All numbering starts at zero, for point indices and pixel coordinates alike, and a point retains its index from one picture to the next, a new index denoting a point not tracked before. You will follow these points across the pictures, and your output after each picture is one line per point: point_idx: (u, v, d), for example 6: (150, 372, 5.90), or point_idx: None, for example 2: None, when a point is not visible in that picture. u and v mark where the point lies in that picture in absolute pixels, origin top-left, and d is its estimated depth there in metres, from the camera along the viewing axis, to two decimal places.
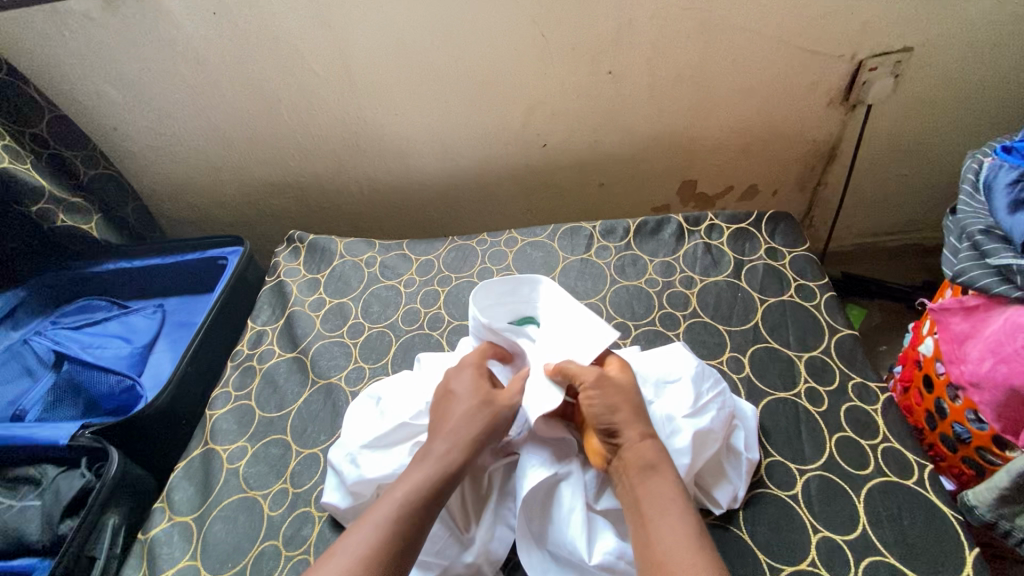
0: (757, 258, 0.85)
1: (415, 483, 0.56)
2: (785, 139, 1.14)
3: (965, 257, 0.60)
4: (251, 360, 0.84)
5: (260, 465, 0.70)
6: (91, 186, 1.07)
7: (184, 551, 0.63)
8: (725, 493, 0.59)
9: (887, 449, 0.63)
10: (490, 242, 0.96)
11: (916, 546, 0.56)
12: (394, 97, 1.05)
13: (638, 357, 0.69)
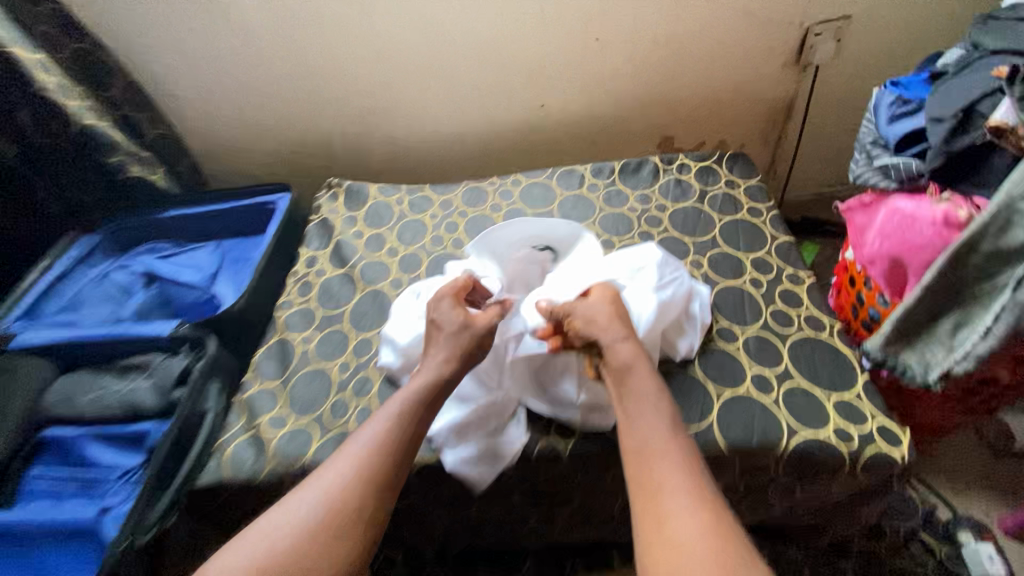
0: (717, 188, 1.05)
1: (406, 398, 0.67)
2: (749, 97, 1.32)
3: (861, 164, 0.80)
4: (308, 275, 1.02)
5: (327, 345, 0.90)
6: (154, 143, 1.25)
7: (274, 402, 0.82)
8: (684, 345, 0.78)
9: (808, 315, 0.82)
10: (500, 185, 1.14)
11: (822, 375, 0.75)
12: (411, 64, 1.22)
13: (599, 266, 0.80)
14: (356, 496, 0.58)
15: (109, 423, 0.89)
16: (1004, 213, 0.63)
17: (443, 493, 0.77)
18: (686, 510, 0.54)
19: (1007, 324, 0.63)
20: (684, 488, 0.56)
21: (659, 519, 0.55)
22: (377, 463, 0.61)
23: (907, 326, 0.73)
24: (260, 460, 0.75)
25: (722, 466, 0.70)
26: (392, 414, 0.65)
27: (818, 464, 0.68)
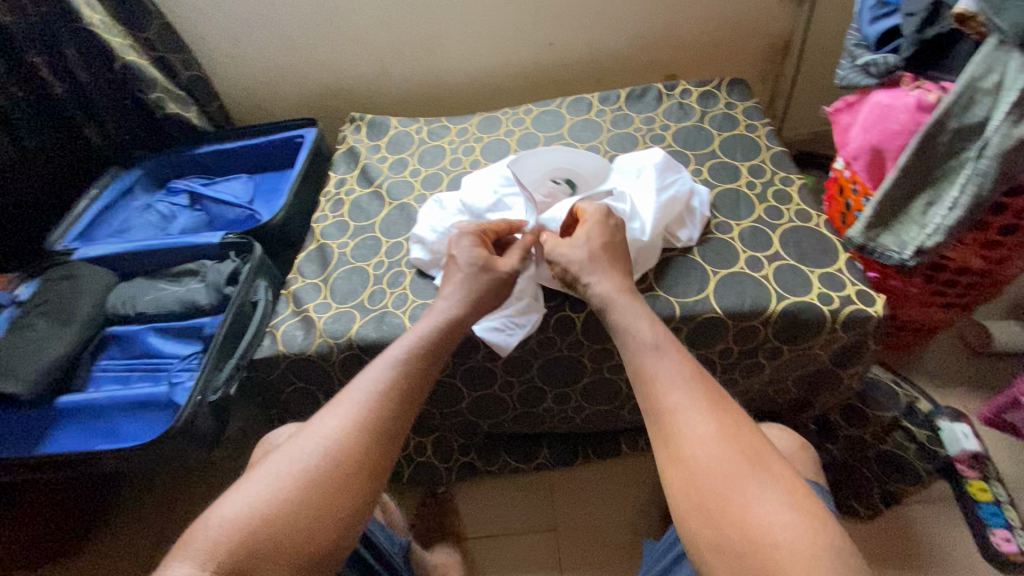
0: (717, 109, 1.12)
1: (410, 346, 0.65)
2: (748, 33, 1.37)
3: (847, 67, 0.86)
4: (339, 195, 1.11)
5: (362, 249, 0.99)
6: (189, 85, 1.29)
7: (317, 294, 0.92)
8: (687, 235, 0.87)
9: (798, 209, 0.91)
10: (513, 114, 1.21)
11: (808, 254, 0.84)
12: (426, 4, 1.25)
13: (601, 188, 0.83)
14: (383, 411, 0.58)
15: (167, 318, 0.99)
16: (967, 93, 0.70)
17: (472, 367, 0.87)
18: (695, 405, 0.54)
19: (969, 194, 0.72)
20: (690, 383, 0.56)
21: (675, 416, 0.55)
22: (382, 411, 0.59)
23: (885, 210, 0.81)
24: (309, 336, 0.86)
25: (719, 329, 0.80)
26: (395, 363, 0.63)
27: (803, 323, 0.78)
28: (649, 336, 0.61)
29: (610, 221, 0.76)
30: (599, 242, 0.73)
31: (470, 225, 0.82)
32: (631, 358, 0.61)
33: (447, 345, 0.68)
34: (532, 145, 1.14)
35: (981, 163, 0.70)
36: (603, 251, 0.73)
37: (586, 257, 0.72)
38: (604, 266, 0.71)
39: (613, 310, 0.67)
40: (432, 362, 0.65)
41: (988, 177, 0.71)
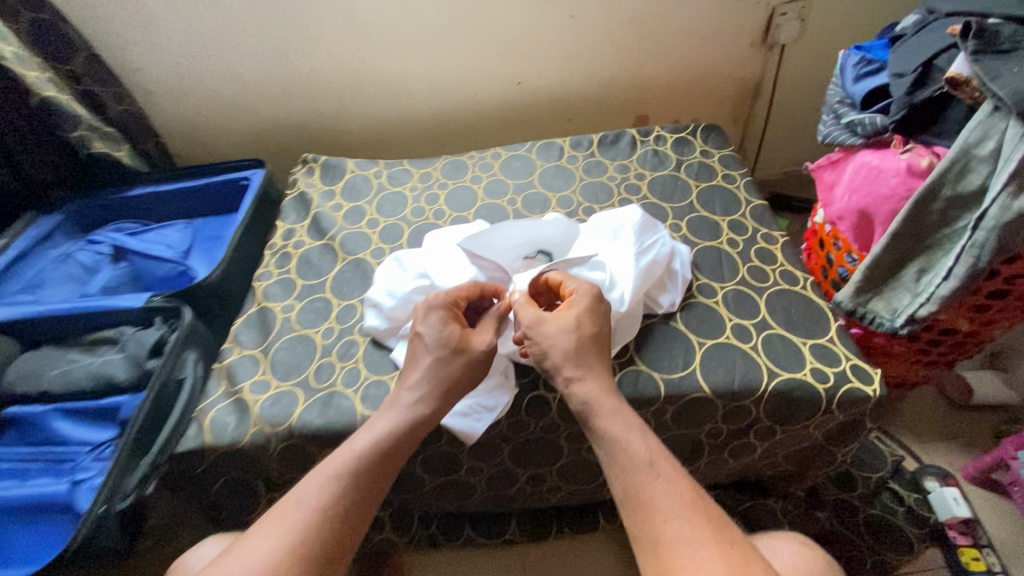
0: (693, 158, 1.07)
1: (359, 455, 0.60)
2: (720, 77, 1.34)
3: (830, 123, 0.85)
4: (287, 248, 1.00)
5: (310, 313, 0.88)
6: (118, 120, 1.16)
7: (256, 370, 0.81)
8: (669, 300, 0.80)
9: (783, 270, 0.86)
10: (480, 158, 1.13)
11: (796, 323, 0.78)
12: (385, 40, 1.17)
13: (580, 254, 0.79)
14: (322, 535, 0.54)
15: (77, 397, 0.85)
16: (963, 159, 0.67)
17: (434, 452, 0.78)
18: (687, 534, 0.52)
19: (965, 266, 0.68)
20: (679, 501, 0.54)
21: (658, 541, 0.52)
22: (321, 533, 0.54)
23: (876, 274, 0.76)
24: (242, 424, 0.75)
25: (705, 409, 0.73)
26: (338, 476, 0.58)
27: (795, 403, 0.72)
28: (643, 454, 0.58)
29: (600, 304, 0.69)
30: (584, 328, 0.67)
31: (439, 292, 0.72)
32: (623, 478, 0.57)
33: (404, 450, 0.63)
34: (500, 193, 1.06)
35: (978, 234, 0.66)
36: (589, 340, 0.67)
37: (570, 348, 0.65)
38: (588, 362, 0.65)
39: (598, 417, 0.62)
40: (382, 471, 0.60)
41: (984, 251, 0.66)
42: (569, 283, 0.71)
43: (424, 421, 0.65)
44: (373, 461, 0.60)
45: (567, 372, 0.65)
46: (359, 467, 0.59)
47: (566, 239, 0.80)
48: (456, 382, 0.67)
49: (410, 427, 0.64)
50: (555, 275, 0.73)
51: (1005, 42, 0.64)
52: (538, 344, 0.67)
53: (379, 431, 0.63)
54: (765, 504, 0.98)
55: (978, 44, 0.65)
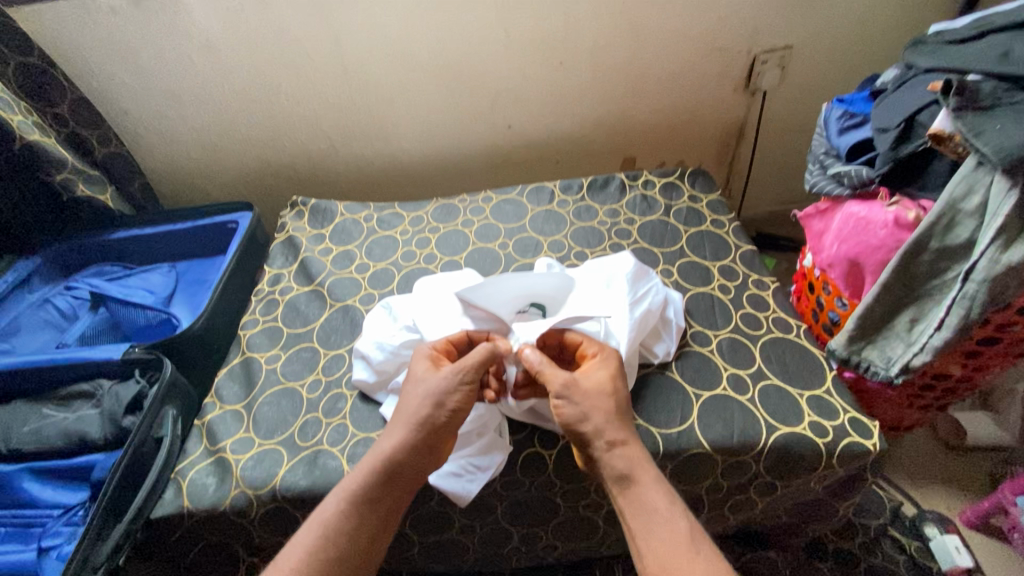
0: (681, 203, 1.07)
1: (332, 509, 0.59)
2: (706, 121, 1.36)
3: (816, 173, 0.87)
4: (273, 294, 0.98)
5: (295, 364, 0.86)
6: (104, 162, 1.14)
7: (239, 426, 0.78)
8: (663, 349, 0.79)
9: (776, 317, 0.86)
10: (470, 202, 1.13)
11: (791, 373, 0.78)
12: (377, 85, 1.18)
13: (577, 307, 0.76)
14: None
15: (49, 456, 0.81)
16: (948, 214, 0.68)
17: (426, 513, 0.75)
18: None
19: (957, 317, 0.68)
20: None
21: None
22: None
23: (868, 323, 0.76)
24: (223, 487, 0.72)
25: (704, 465, 0.72)
26: (312, 534, 0.58)
27: (796, 458, 0.71)
28: (686, 528, 0.56)
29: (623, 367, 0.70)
30: (618, 393, 0.67)
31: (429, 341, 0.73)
32: (659, 552, 0.55)
33: (387, 494, 0.61)
34: (491, 237, 1.05)
35: (968, 286, 0.66)
36: (623, 406, 0.66)
37: (609, 412, 0.65)
38: (627, 426, 0.65)
39: (638, 487, 0.60)
40: (359, 524, 0.59)
41: (975, 302, 0.66)
42: (590, 345, 0.71)
43: (399, 462, 0.62)
44: (347, 513, 0.59)
45: (608, 435, 0.63)
46: (331, 521, 0.59)
47: (560, 291, 0.78)
48: (435, 418, 0.64)
49: (382, 471, 0.62)
50: (573, 334, 0.73)
51: (986, 99, 0.66)
52: (575, 405, 0.65)
53: (351, 480, 0.62)
54: (766, 557, 0.95)
55: (959, 100, 0.66)
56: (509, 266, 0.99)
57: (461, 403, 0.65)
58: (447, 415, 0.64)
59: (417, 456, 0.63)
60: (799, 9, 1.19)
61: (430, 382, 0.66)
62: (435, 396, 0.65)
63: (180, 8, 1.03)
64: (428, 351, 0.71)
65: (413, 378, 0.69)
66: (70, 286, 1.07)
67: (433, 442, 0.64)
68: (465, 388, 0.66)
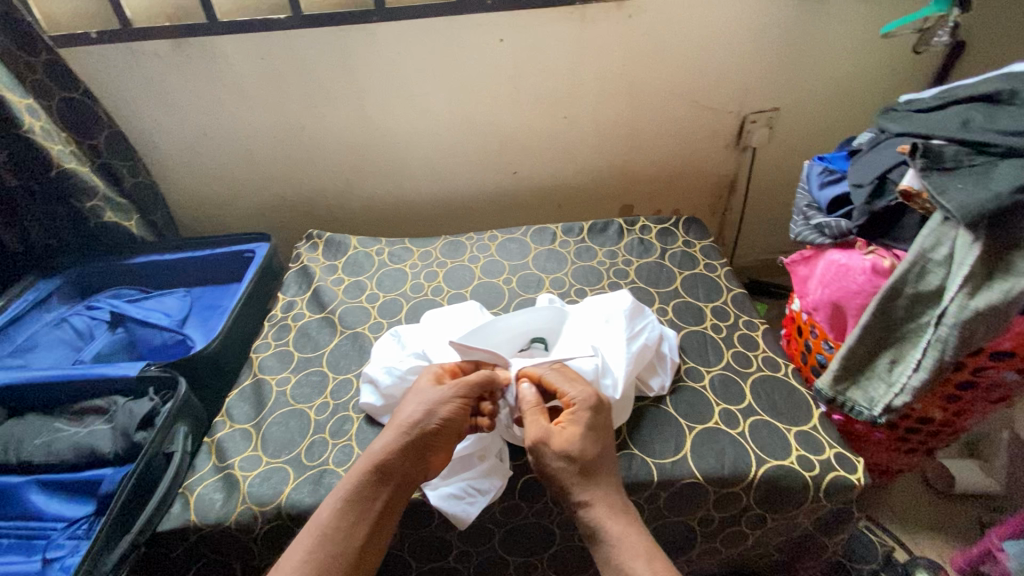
0: (676, 247, 1.14)
1: (328, 510, 0.63)
2: (700, 173, 1.45)
3: (801, 224, 0.93)
4: (286, 320, 1.02)
5: (305, 387, 0.89)
6: (132, 191, 1.21)
7: (248, 445, 0.81)
8: (658, 383, 0.83)
9: (765, 356, 0.90)
10: (477, 239, 1.19)
11: (780, 410, 0.82)
12: (394, 130, 1.27)
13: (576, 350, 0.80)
14: None
15: (58, 469, 0.82)
16: (920, 263, 0.74)
17: (425, 537, 0.76)
18: None
19: (932, 358, 0.73)
20: None
21: None
22: None
23: (852, 364, 0.81)
24: (230, 502, 0.74)
25: (696, 495, 0.75)
26: (312, 534, 0.62)
27: (784, 490, 0.74)
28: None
29: (597, 417, 0.70)
30: (587, 448, 0.67)
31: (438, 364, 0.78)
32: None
33: (379, 494, 0.65)
34: (496, 273, 1.11)
35: (941, 329, 0.71)
36: (592, 462, 0.67)
37: (574, 472, 0.66)
38: (596, 484, 0.66)
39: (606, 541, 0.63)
40: (354, 524, 0.63)
41: (948, 345, 0.71)
42: (566, 391, 0.71)
43: (390, 465, 0.66)
44: (343, 512, 0.63)
45: (573, 497, 0.66)
46: (328, 521, 0.62)
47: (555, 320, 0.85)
48: (425, 426, 0.68)
49: (373, 472, 0.65)
50: (551, 376, 0.73)
51: (949, 161, 0.73)
52: (544, 465, 0.68)
53: (347, 481, 0.66)
54: None
55: (925, 161, 0.74)
56: (512, 300, 1.05)
57: (444, 411, 0.69)
58: (432, 418, 0.68)
59: (406, 458, 0.67)
60: (784, 77, 1.30)
61: (426, 395, 0.71)
62: (426, 406, 0.69)
63: (218, 55, 1.12)
64: (437, 371, 0.76)
65: (415, 391, 0.74)
66: (89, 306, 1.11)
67: (423, 446, 0.67)
68: (456, 400, 0.70)
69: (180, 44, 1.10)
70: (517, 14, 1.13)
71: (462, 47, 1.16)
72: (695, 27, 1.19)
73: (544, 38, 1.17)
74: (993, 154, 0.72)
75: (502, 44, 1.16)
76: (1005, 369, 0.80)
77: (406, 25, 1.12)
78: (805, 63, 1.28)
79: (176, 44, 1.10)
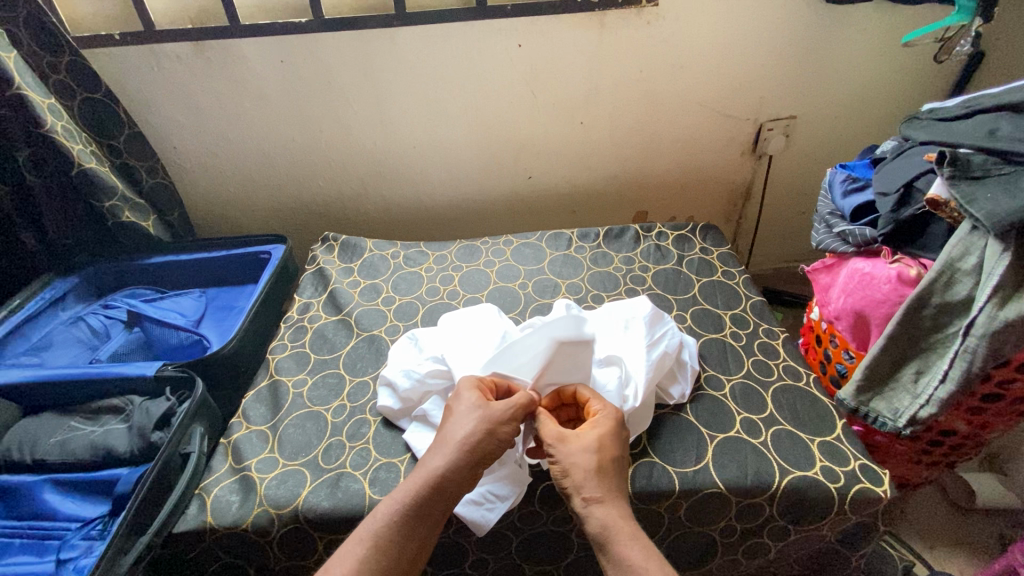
0: (694, 254, 1.13)
1: (381, 522, 0.61)
2: (715, 181, 1.45)
3: (823, 231, 0.93)
4: (302, 321, 1.02)
5: (321, 389, 0.89)
6: (149, 192, 1.21)
7: (264, 446, 0.81)
8: (680, 391, 0.82)
9: (786, 365, 0.89)
10: (493, 244, 1.19)
11: (803, 420, 0.80)
12: (411, 133, 1.27)
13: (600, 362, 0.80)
14: None
15: (73, 468, 0.82)
16: (947, 272, 0.73)
17: (442, 543, 0.75)
18: None
19: (960, 369, 0.72)
20: None
21: None
22: None
23: (875, 374, 0.80)
24: (246, 504, 0.74)
25: (718, 505, 0.73)
26: (362, 545, 0.59)
27: (808, 501, 0.72)
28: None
29: (621, 430, 0.69)
30: (606, 450, 0.66)
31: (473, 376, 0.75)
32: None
33: (434, 512, 0.63)
34: (512, 278, 1.10)
35: (969, 340, 0.70)
36: (609, 465, 0.65)
37: (590, 468, 0.64)
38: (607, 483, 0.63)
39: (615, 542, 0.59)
40: (407, 538, 0.60)
41: (976, 356, 0.70)
42: (595, 404, 0.72)
43: (447, 481, 0.64)
44: (397, 526, 0.60)
45: (586, 494, 0.62)
46: (382, 534, 0.59)
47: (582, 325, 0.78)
48: (483, 444, 0.66)
49: (431, 488, 0.63)
50: (585, 390, 0.75)
51: (976, 170, 0.73)
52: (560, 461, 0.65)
53: (401, 494, 0.63)
54: None
55: (953, 169, 0.73)
56: (529, 305, 1.04)
57: (500, 432, 0.67)
58: (494, 440, 0.66)
59: (463, 478, 0.65)
60: (801, 86, 1.30)
61: (481, 411, 0.68)
62: (484, 423, 0.67)
63: (238, 58, 1.13)
64: (477, 381, 0.73)
65: (460, 403, 0.70)
66: (105, 305, 1.11)
67: (478, 465, 0.66)
68: (511, 423, 0.69)
69: (201, 47, 1.10)
70: (537, 20, 1.13)
71: (481, 52, 1.16)
72: (713, 35, 1.19)
73: (562, 44, 1.17)
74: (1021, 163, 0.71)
75: (520, 49, 1.17)
76: None
77: (425, 29, 1.12)
78: (822, 71, 1.28)
79: (197, 47, 1.10)
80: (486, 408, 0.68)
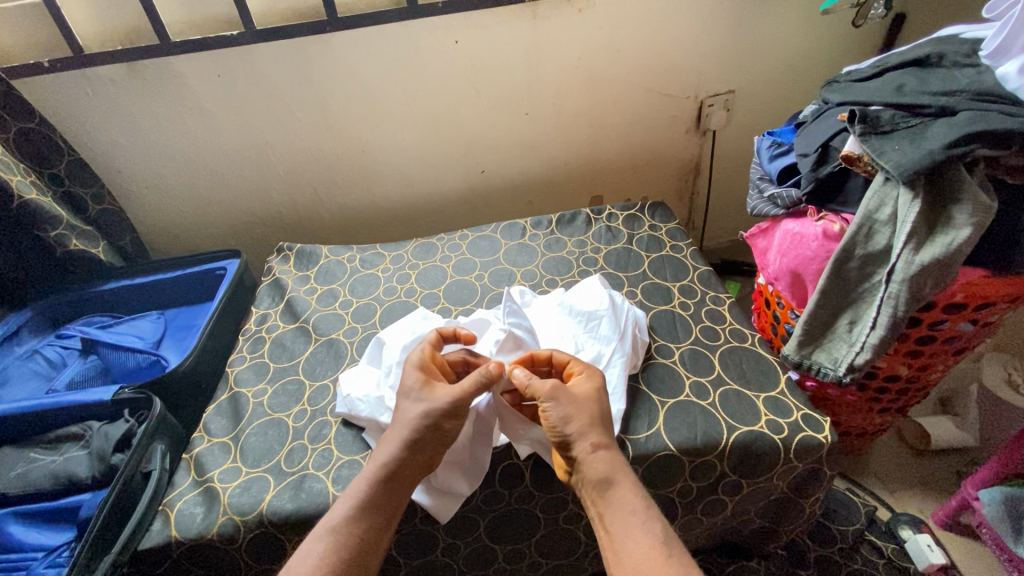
0: (642, 232, 1.15)
1: (340, 515, 0.64)
2: (665, 159, 1.48)
3: (756, 197, 0.97)
4: (260, 332, 1.03)
5: (282, 397, 0.90)
6: (97, 218, 1.19)
7: (226, 457, 0.82)
8: (618, 409, 0.78)
9: (733, 329, 0.93)
10: (448, 239, 1.20)
11: (749, 378, 0.85)
12: (359, 135, 1.27)
13: (569, 339, 0.85)
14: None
15: (38, 498, 0.81)
16: (866, 224, 0.77)
17: (408, 532, 0.77)
18: None
19: (886, 315, 0.75)
20: None
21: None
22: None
23: (814, 328, 0.83)
24: (211, 515, 0.75)
25: (671, 467, 0.77)
26: (323, 541, 0.62)
27: (755, 454, 0.77)
28: (644, 542, 0.59)
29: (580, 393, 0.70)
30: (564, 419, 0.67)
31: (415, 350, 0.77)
32: None
33: (391, 493, 0.67)
34: (468, 270, 1.12)
35: (891, 287, 0.74)
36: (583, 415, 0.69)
37: (564, 424, 0.67)
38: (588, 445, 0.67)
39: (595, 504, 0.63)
40: (368, 526, 0.64)
41: (899, 300, 0.74)
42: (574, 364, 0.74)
43: (397, 469, 0.67)
44: (355, 517, 0.64)
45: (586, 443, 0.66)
46: (341, 527, 0.63)
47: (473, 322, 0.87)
48: (428, 431, 0.68)
49: (385, 478, 0.67)
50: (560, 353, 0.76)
51: (885, 125, 0.76)
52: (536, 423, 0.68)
53: (356, 488, 0.66)
54: (748, 567, 0.98)
55: (864, 127, 0.77)
56: (485, 295, 1.06)
57: (448, 420, 0.69)
58: (439, 431, 0.69)
59: (413, 463, 0.68)
60: (734, 61, 1.33)
61: (426, 401, 0.70)
62: (429, 412, 0.69)
63: (175, 76, 1.12)
64: (421, 363, 0.75)
65: (405, 392, 0.72)
66: (60, 336, 1.09)
67: (426, 455, 0.69)
68: (454, 414, 0.69)
69: (135, 66, 1.09)
70: (470, 16, 1.15)
71: (420, 50, 1.17)
72: (645, 18, 1.22)
73: (499, 38, 1.19)
74: (926, 115, 0.75)
75: (457, 45, 1.18)
76: (960, 321, 0.82)
77: (360, 32, 1.13)
78: (753, 46, 1.32)
79: (132, 67, 1.09)
80: (430, 398, 0.70)
